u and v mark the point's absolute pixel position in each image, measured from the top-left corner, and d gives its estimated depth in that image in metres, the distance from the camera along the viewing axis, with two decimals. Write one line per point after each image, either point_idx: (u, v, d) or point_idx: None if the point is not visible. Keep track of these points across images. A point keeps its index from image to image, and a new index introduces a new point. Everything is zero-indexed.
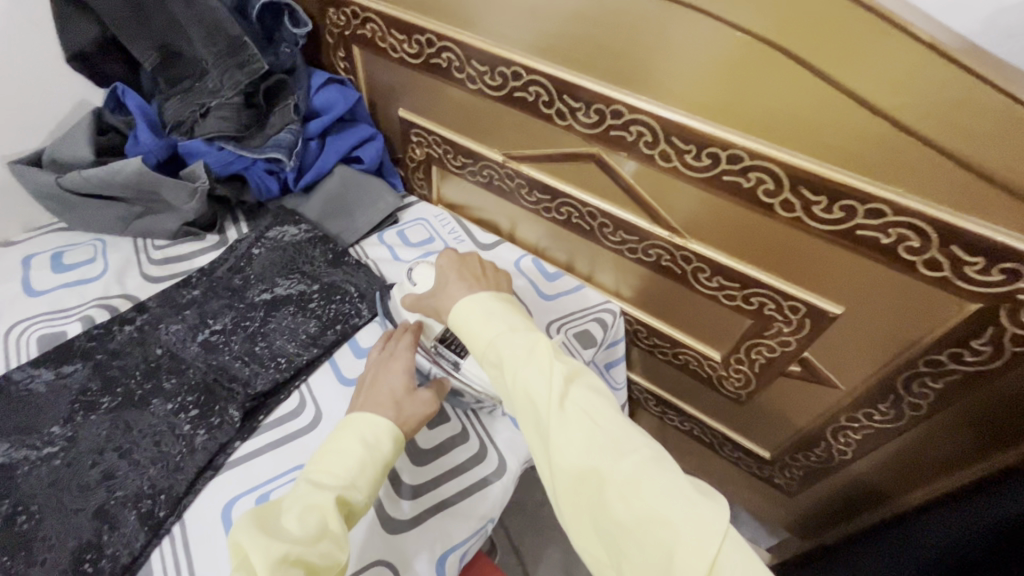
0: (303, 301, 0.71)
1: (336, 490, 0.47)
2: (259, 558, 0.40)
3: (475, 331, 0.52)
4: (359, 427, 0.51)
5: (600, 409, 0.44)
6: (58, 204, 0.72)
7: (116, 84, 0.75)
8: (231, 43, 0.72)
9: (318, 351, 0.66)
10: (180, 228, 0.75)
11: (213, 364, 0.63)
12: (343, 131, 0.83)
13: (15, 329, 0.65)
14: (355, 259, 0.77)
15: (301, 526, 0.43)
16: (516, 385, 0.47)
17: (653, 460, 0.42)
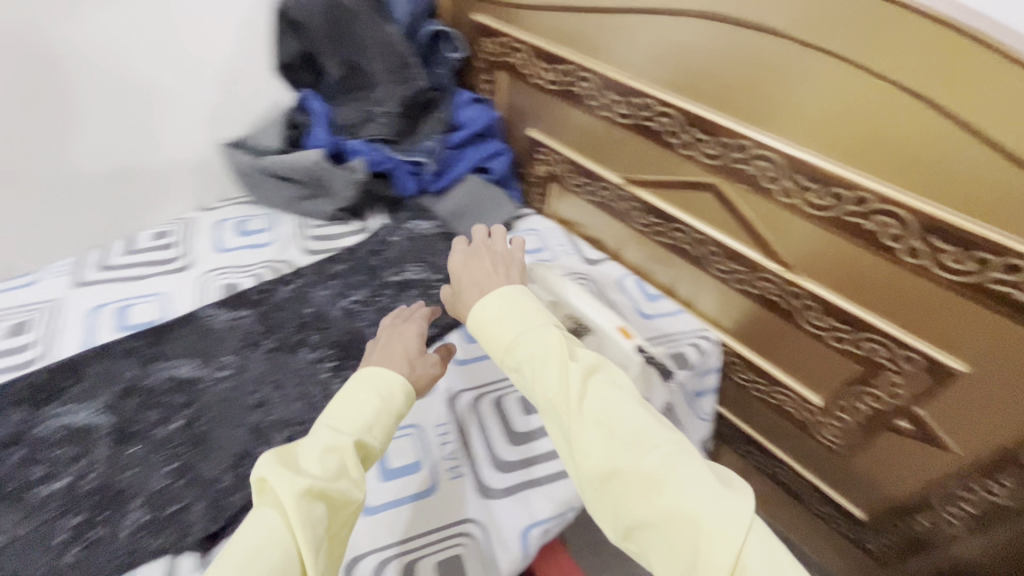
0: (426, 287, 0.80)
1: (354, 434, 0.46)
2: (281, 488, 0.41)
3: (491, 334, 0.52)
4: (377, 378, 0.50)
5: (618, 406, 0.45)
6: (248, 181, 0.88)
7: (303, 90, 0.90)
8: (402, 63, 0.85)
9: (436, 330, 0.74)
10: (334, 212, 0.88)
11: (350, 327, 0.74)
12: (478, 143, 0.92)
13: (205, 276, 0.80)
14: None
15: (322, 463, 0.43)
16: (536, 387, 0.48)
17: (675, 452, 0.43)
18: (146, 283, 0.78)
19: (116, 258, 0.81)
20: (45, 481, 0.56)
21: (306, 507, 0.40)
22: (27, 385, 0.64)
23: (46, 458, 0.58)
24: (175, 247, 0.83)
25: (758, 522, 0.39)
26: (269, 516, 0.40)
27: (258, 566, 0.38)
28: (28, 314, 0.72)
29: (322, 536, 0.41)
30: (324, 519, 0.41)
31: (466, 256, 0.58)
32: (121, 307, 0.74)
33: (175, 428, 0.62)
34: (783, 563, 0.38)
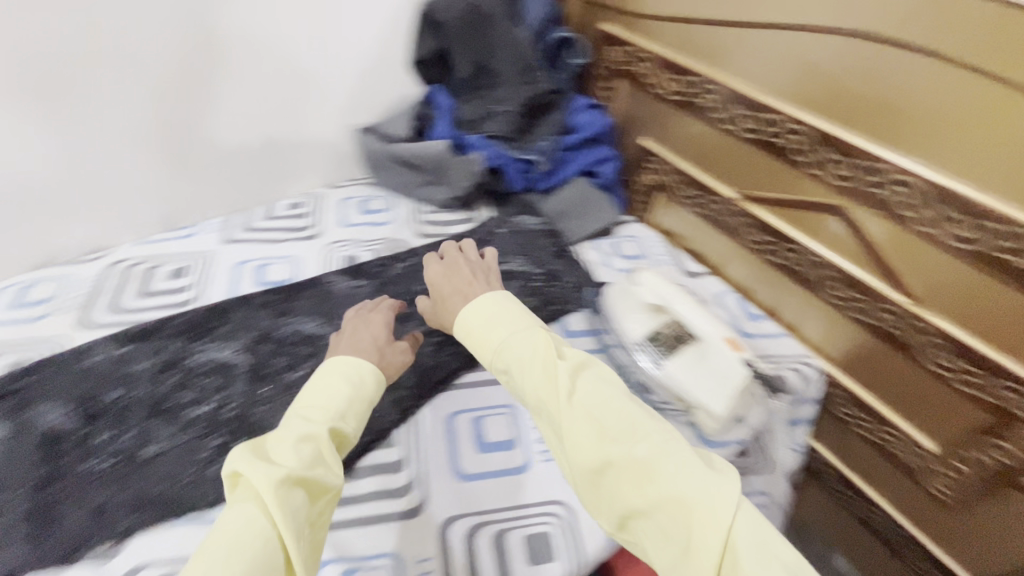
0: (527, 279, 0.83)
1: (328, 423, 0.50)
2: (259, 477, 0.43)
3: (481, 339, 0.58)
4: (348, 369, 0.55)
5: (605, 402, 0.50)
6: (374, 164, 0.96)
7: (432, 85, 0.95)
8: (526, 66, 0.89)
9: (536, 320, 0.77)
10: (448, 200, 0.94)
11: None
12: (589, 148, 0.94)
13: (330, 246, 0.88)
14: (575, 256, 0.87)
15: (296, 453, 0.46)
16: (527, 387, 0.53)
17: (662, 441, 0.47)
18: (281, 246, 0.86)
19: (256, 222, 0.90)
20: (193, 404, 0.65)
21: (285, 496, 0.43)
22: (183, 320, 0.73)
23: (195, 384, 0.67)
24: (305, 217, 0.92)
25: (744, 503, 0.43)
26: (246, 506, 0.43)
27: (244, 553, 0.40)
28: (186, 261, 0.82)
29: (303, 522, 0.44)
30: (304, 504, 0.44)
31: (444, 268, 0.67)
32: (260, 264, 0.83)
33: (299, 376, 0.69)
34: (769, 539, 0.41)
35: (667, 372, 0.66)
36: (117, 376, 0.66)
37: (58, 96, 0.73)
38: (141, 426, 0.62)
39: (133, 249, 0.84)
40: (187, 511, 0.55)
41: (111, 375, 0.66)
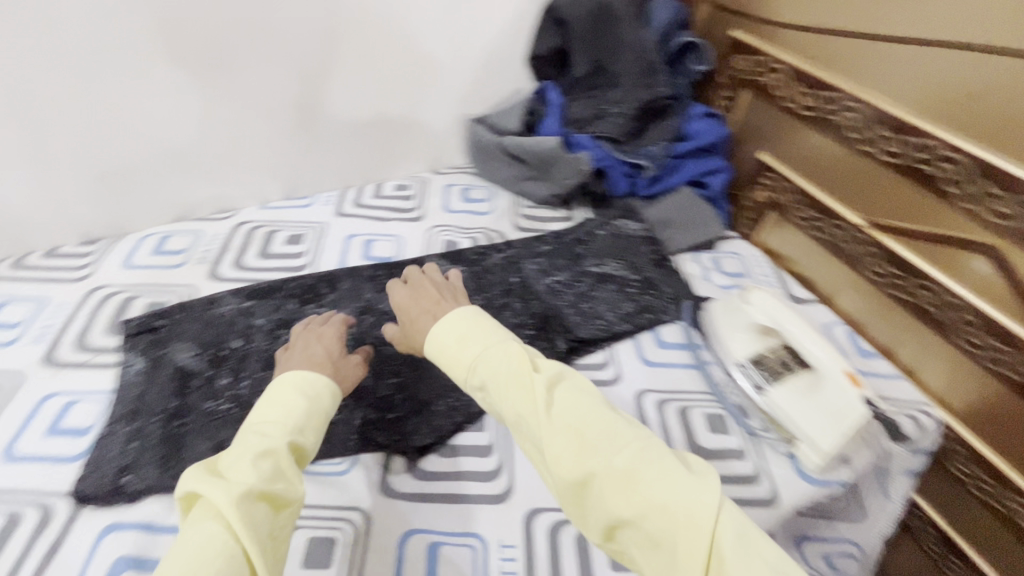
0: (623, 284, 0.82)
1: (289, 437, 0.50)
2: (218, 494, 0.43)
3: (454, 355, 0.55)
4: (302, 384, 0.55)
5: (582, 415, 0.49)
6: (481, 155, 0.97)
7: (546, 82, 0.96)
8: (649, 69, 0.87)
9: (631, 326, 0.76)
10: (547, 197, 0.94)
11: (551, 303, 0.78)
12: (700, 158, 0.92)
13: (432, 230, 0.90)
14: (674, 266, 0.85)
15: (256, 469, 0.45)
16: (505, 403, 0.51)
17: (640, 447, 0.46)
18: (387, 225, 0.90)
19: (366, 199, 0.94)
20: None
21: (247, 510, 0.43)
22: (298, 283, 0.77)
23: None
24: (412, 200, 0.95)
25: (726, 504, 0.43)
26: (206, 525, 0.42)
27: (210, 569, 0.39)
28: (302, 229, 0.88)
29: (265, 537, 0.43)
30: (267, 517, 0.44)
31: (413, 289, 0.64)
32: (367, 240, 0.87)
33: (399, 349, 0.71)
34: (754, 536, 0.41)
35: (771, 400, 0.63)
36: (239, 327, 0.71)
37: (217, 71, 0.79)
38: (258, 375, 0.67)
39: (256, 213, 0.91)
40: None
41: (233, 325, 0.71)
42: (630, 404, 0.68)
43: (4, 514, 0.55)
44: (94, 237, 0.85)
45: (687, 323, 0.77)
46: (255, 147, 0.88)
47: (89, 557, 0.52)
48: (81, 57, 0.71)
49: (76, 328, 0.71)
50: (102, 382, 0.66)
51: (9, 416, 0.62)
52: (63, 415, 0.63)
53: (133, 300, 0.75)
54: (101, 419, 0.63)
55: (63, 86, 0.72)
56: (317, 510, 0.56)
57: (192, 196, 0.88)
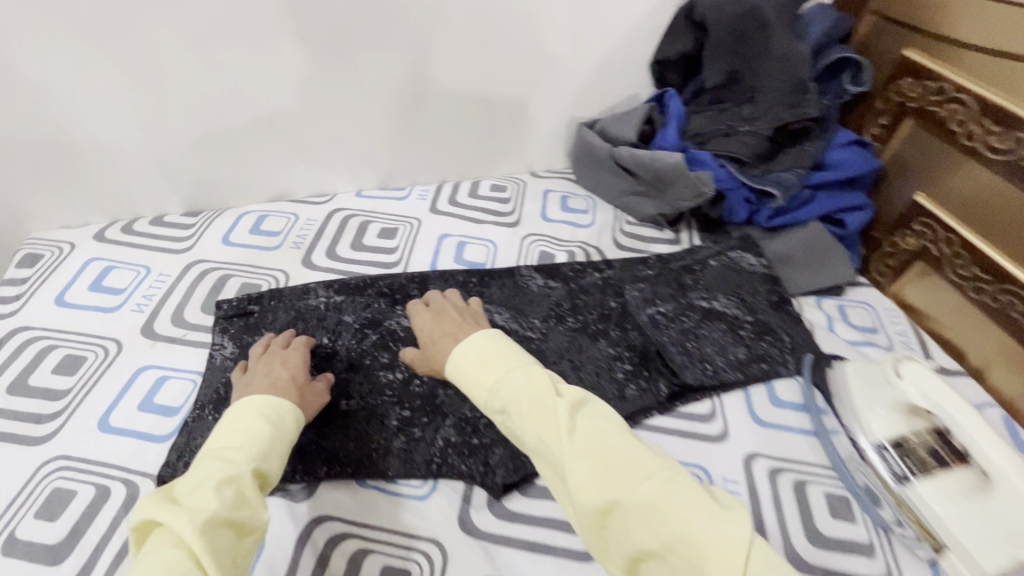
0: (735, 325, 0.74)
1: (254, 462, 0.48)
2: (179, 520, 0.40)
3: (476, 376, 0.54)
4: (266, 408, 0.53)
5: (606, 440, 0.47)
6: (586, 161, 0.90)
7: (668, 89, 0.87)
8: (797, 86, 0.76)
9: (742, 377, 0.68)
10: (654, 215, 0.86)
11: (653, 337, 0.71)
12: (839, 191, 0.81)
13: (527, 239, 0.85)
14: (795, 312, 0.76)
15: (219, 495, 0.43)
16: (525, 426, 0.49)
17: (666, 476, 0.45)
18: (482, 228, 0.85)
19: (462, 197, 0.90)
20: (388, 369, 0.66)
21: (211, 537, 0.40)
22: (389, 282, 0.74)
23: (391, 348, 0.68)
24: (509, 203, 0.90)
25: (758, 541, 0.41)
26: (164, 553, 0.39)
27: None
28: (396, 223, 0.85)
29: (231, 562, 0.41)
30: (230, 544, 0.42)
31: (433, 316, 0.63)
32: (460, 242, 0.83)
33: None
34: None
35: (917, 493, 0.54)
36: (327, 322, 0.69)
37: (332, 59, 0.76)
38: (343, 377, 0.64)
39: (351, 200, 0.89)
40: (372, 476, 0.57)
41: (322, 319, 0.69)
42: (739, 469, 0.60)
43: (95, 487, 0.55)
44: (196, 207, 0.86)
45: (808, 380, 0.68)
46: (356, 134, 0.85)
47: None
48: (201, 32, 0.70)
49: (174, 301, 0.72)
50: (194, 362, 0.66)
51: (106, 385, 0.63)
52: (155, 391, 0.63)
53: (228, 279, 0.75)
54: (190, 401, 0.62)
55: (182, 59, 0.72)
56: (394, 535, 0.53)
57: (291, 177, 0.87)
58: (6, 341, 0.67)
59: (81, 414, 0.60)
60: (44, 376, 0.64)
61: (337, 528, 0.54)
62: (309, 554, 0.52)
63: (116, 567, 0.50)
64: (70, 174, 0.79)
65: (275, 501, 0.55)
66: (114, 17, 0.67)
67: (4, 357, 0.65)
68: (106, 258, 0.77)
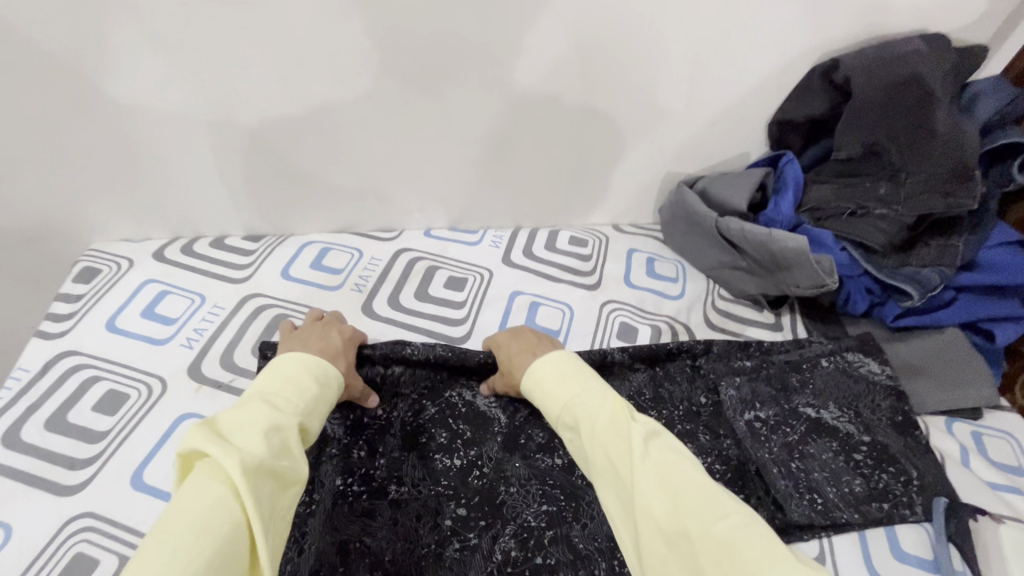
0: (849, 445, 0.62)
1: (297, 418, 0.46)
2: (228, 457, 0.39)
3: (552, 392, 0.53)
4: (314, 366, 0.52)
5: (678, 470, 0.42)
6: (680, 222, 0.80)
7: (785, 152, 0.76)
8: (959, 171, 0.63)
9: (859, 518, 0.57)
10: (755, 294, 0.76)
11: (752, 453, 0.61)
12: (987, 297, 0.68)
13: (607, 307, 0.76)
14: (925, 438, 0.63)
15: (266, 441, 0.42)
16: (594, 448, 0.47)
17: (744, 519, 0.38)
18: (558, 288, 0.77)
19: (538, 249, 0.82)
20: (444, 453, 0.58)
21: (256, 482, 0.39)
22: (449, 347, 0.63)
23: (450, 428, 0.60)
24: (590, 261, 0.81)
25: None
26: (211, 485, 0.37)
27: (215, 535, 0.35)
28: (465, 272, 0.78)
29: (271, 513, 0.39)
30: (271, 495, 0.40)
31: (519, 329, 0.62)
32: (534, 301, 0.75)
33: (557, 466, 0.58)
34: None
35: None
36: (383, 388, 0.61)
37: (419, 93, 0.69)
38: (394, 457, 0.57)
39: (419, 239, 0.83)
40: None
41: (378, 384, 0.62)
42: None
43: (121, 558, 0.50)
44: (258, 232, 0.82)
45: (942, 531, 0.55)
46: (433, 172, 0.78)
47: None
48: (287, 58, 0.65)
49: (225, 340, 0.67)
50: None
51: (145, 431, 0.58)
52: None
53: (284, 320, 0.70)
54: None
55: (261, 86, 0.67)
56: None
57: (359, 210, 0.81)
58: (52, 366, 0.63)
59: (115, 464, 0.56)
60: (84, 413, 0.60)
61: None
62: None
63: None
64: (136, 191, 0.75)
65: None
66: (196, 39, 0.62)
67: (47, 385, 0.62)
68: (162, 281, 0.73)
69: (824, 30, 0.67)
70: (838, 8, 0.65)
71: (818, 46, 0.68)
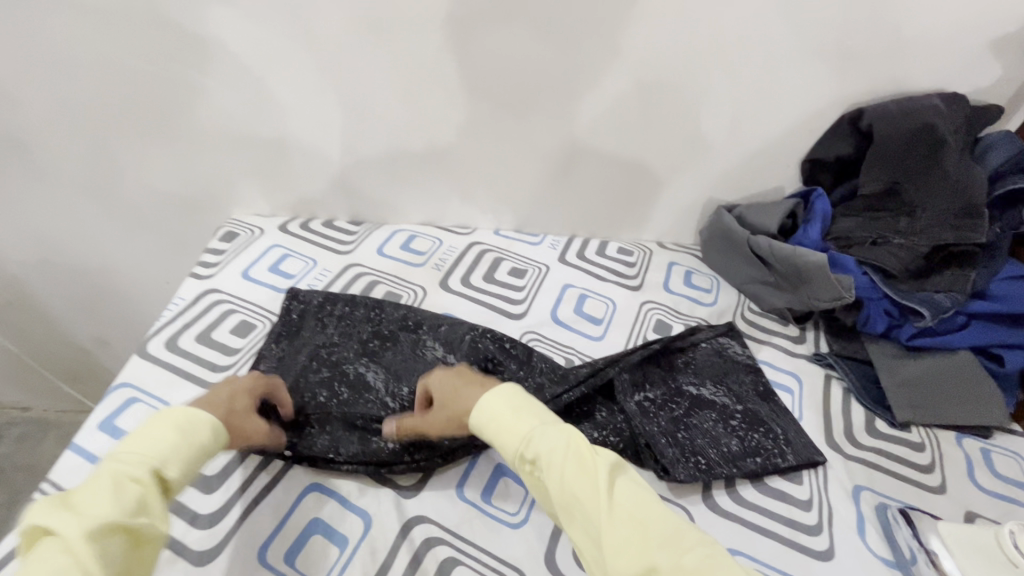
0: (726, 414, 0.71)
1: (158, 467, 0.47)
2: (70, 526, 0.41)
3: (510, 426, 0.55)
4: (179, 420, 0.51)
5: (645, 503, 0.48)
6: (718, 242, 0.91)
7: (816, 188, 0.87)
8: (968, 210, 0.74)
9: (737, 471, 0.64)
10: (781, 308, 0.85)
11: (640, 428, 0.67)
12: (999, 326, 0.76)
13: (646, 305, 0.87)
14: (783, 403, 0.74)
15: (115, 500, 0.43)
16: (561, 486, 0.50)
17: (703, 546, 0.45)
18: (605, 286, 0.89)
19: (589, 254, 0.95)
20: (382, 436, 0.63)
21: (101, 545, 0.41)
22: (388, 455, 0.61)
23: (391, 375, 0.68)
24: (634, 268, 0.93)
25: None
26: (54, 555, 0.40)
27: None
28: (526, 265, 0.92)
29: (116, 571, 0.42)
30: (122, 552, 0.42)
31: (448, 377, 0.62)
32: (582, 294, 0.87)
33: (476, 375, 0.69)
34: None
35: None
36: (323, 408, 0.64)
37: (507, 114, 0.85)
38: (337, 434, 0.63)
39: (489, 236, 0.98)
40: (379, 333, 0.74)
41: (314, 412, 0.64)
42: None
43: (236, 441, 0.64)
44: (361, 218, 1.00)
45: (892, 509, 0.63)
46: (510, 180, 0.93)
47: (295, 504, 0.58)
48: (412, 82, 0.82)
49: None
50: None
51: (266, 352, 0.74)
52: None
53: (375, 285, 0.86)
54: None
55: (387, 101, 0.84)
56: (483, 555, 0.56)
57: (443, 208, 0.98)
58: (199, 299, 0.81)
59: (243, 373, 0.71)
60: (223, 333, 0.76)
61: (430, 532, 0.58)
62: (405, 551, 0.56)
63: (248, 512, 0.57)
64: (276, 177, 0.95)
65: (383, 491, 0.60)
66: (346, 62, 0.80)
67: (198, 310, 0.79)
68: (284, 247, 0.92)
69: (851, 85, 0.79)
70: (864, 68, 0.78)
71: (849, 99, 0.81)
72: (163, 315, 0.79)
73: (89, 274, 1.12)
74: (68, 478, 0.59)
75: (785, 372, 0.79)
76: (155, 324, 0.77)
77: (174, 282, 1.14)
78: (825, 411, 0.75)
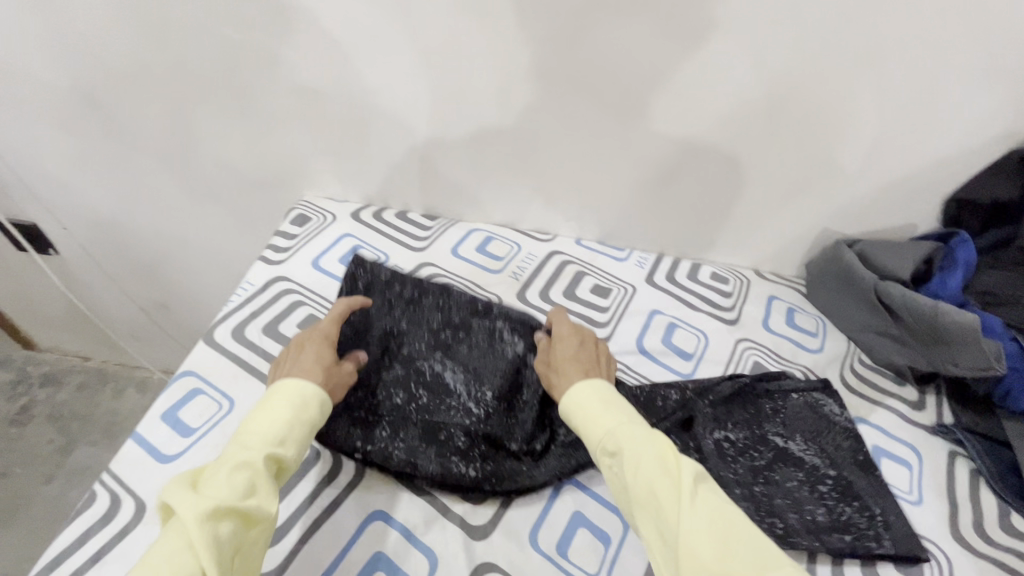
0: (814, 477, 0.64)
1: (269, 449, 0.48)
2: (187, 508, 0.41)
3: (596, 417, 0.54)
4: (290, 392, 0.53)
5: (730, 515, 0.43)
6: (832, 281, 0.81)
7: (960, 232, 0.74)
8: None
9: (818, 545, 0.58)
10: (901, 366, 0.75)
11: (718, 472, 0.62)
12: None
13: (741, 344, 0.78)
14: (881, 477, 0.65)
15: (230, 482, 0.44)
16: (636, 477, 0.47)
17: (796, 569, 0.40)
18: (697, 316, 0.81)
19: (680, 277, 0.87)
20: (461, 458, 0.58)
21: (214, 529, 0.41)
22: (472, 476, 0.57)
23: (470, 374, 0.64)
24: (730, 298, 0.84)
25: None
26: (175, 539, 0.40)
27: None
28: (611, 284, 0.84)
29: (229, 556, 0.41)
30: (233, 535, 0.42)
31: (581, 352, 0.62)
32: (671, 323, 0.79)
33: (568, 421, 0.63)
34: None
35: None
36: (399, 412, 0.61)
37: (610, 116, 0.77)
38: (413, 444, 0.59)
39: (571, 246, 0.91)
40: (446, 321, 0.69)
41: (390, 415, 0.60)
42: None
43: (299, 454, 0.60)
44: (435, 212, 0.94)
45: None
46: (603, 187, 0.85)
47: (358, 531, 0.54)
48: (510, 72, 0.75)
49: None
50: None
51: None
52: None
53: None
54: None
55: (481, 92, 0.77)
56: None
57: (524, 210, 0.91)
58: (268, 286, 0.77)
59: None
60: (291, 327, 0.72)
61: None
62: None
63: (309, 534, 0.53)
64: (353, 161, 0.90)
65: (451, 528, 0.55)
66: (441, 45, 0.74)
67: (266, 298, 0.76)
68: (356, 237, 0.87)
69: None
70: None
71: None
72: (231, 300, 0.75)
73: (157, 239, 1.11)
74: (128, 471, 0.57)
75: (902, 442, 0.70)
76: (223, 310, 0.74)
77: (237, 256, 1.12)
78: (950, 496, 0.65)
